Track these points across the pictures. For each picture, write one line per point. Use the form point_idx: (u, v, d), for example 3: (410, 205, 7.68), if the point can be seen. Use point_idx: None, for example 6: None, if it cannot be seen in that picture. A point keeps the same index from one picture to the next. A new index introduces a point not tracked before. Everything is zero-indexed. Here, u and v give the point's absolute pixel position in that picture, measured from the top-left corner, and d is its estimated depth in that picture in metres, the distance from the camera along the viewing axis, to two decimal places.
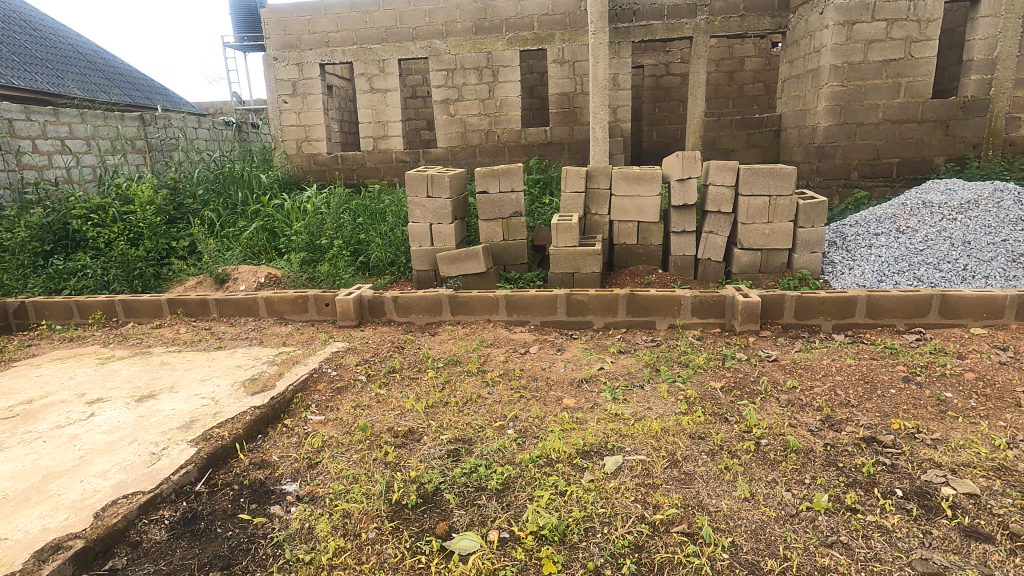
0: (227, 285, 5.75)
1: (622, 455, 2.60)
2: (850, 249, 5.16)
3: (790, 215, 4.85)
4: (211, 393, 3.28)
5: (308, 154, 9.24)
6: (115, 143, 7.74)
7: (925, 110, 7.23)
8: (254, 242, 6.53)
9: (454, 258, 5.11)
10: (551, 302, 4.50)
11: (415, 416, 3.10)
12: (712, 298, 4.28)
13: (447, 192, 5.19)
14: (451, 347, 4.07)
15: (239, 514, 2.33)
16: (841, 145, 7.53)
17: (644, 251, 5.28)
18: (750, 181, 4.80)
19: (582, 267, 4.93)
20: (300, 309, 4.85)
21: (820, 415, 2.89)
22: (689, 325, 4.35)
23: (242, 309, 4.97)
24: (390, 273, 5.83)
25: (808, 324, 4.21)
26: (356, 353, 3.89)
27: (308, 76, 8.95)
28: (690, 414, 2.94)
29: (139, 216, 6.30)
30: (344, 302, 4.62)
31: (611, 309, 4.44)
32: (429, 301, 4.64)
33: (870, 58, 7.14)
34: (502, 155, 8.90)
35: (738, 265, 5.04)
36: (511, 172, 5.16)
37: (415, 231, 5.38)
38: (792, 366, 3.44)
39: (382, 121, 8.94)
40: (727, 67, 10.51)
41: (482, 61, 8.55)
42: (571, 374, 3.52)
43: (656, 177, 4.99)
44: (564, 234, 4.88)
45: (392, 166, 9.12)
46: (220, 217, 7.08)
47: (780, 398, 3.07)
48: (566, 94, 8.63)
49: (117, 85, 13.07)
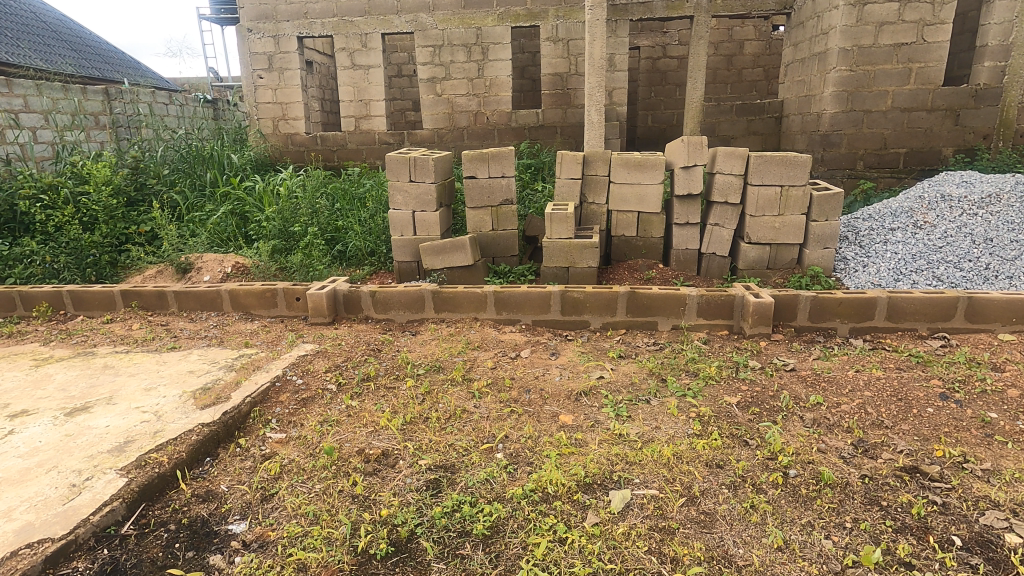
0: (189, 275, 5.27)
1: (631, 488, 2.24)
2: (863, 244, 4.82)
3: (803, 207, 4.50)
4: (154, 406, 2.83)
5: (285, 134, 8.68)
6: (75, 118, 7.16)
7: (935, 98, 6.89)
8: (222, 227, 6.02)
9: (438, 249, 4.68)
10: (545, 299, 4.11)
11: (390, 435, 2.71)
12: (720, 297, 3.93)
13: (431, 177, 4.76)
14: (434, 350, 3.68)
15: (170, 567, 1.93)
16: (847, 133, 7.18)
17: (644, 244, 4.90)
18: (761, 170, 4.44)
19: (578, 261, 4.53)
20: (268, 304, 4.42)
21: (850, 438, 2.56)
22: (695, 326, 4.00)
23: (204, 303, 4.52)
24: (370, 264, 5.42)
25: (823, 327, 3.89)
26: (326, 355, 3.46)
27: (285, 50, 8.37)
28: (705, 436, 2.57)
29: (94, 198, 5.74)
30: (316, 297, 4.20)
31: (610, 309, 4.08)
32: (410, 297, 4.24)
33: (880, 41, 6.77)
34: (492, 138, 8.43)
35: (744, 260, 4.70)
36: (503, 156, 4.74)
37: (397, 219, 4.93)
38: (814, 378, 3.09)
39: (364, 100, 8.41)
40: (726, 50, 10.11)
41: (471, 37, 8.03)
42: (569, 384, 3.13)
43: (659, 164, 4.59)
44: (559, 224, 4.48)
45: (375, 148, 8.62)
46: (186, 200, 6.57)
47: (804, 416, 2.72)
48: (559, 74, 8.18)
49: (81, 57, 12.25)
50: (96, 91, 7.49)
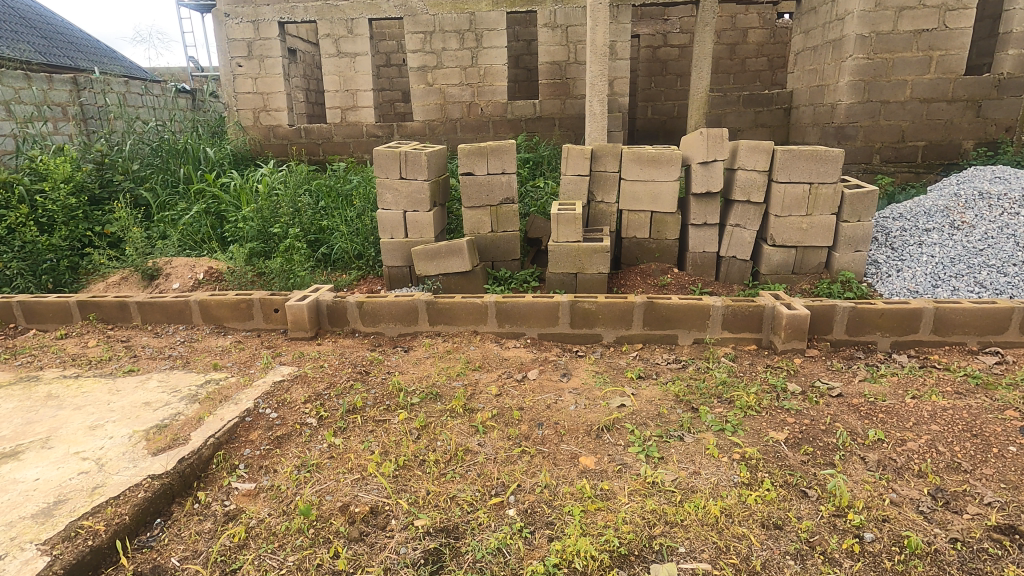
0: (157, 282, 4.79)
1: (676, 562, 1.86)
2: (895, 246, 4.44)
3: (833, 206, 4.11)
4: (97, 451, 2.37)
5: (267, 126, 8.16)
6: (39, 108, 6.63)
7: (956, 88, 6.51)
8: (195, 228, 5.52)
9: (432, 254, 4.24)
10: (552, 310, 3.70)
11: (380, 484, 2.29)
12: (748, 308, 3.54)
13: (424, 174, 4.32)
14: (429, 372, 3.25)
15: None
16: (863, 125, 6.81)
17: (657, 246, 4.48)
18: (788, 166, 4.03)
19: (587, 266, 4.10)
20: (243, 317, 3.97)
21: (926, 486, 2.17)
22: (720, 340, 3.61)
23: (171, 315, 4.05)
24: (357, 268, 4.98)
25: (862, 341, 3.51)
26: (306, 380, 3.01)
27: (265, 36, 7.82)
28: (755, 486, 2.18)
29: (52, 196, 5.22)
30: (297, 309, 3.76)
31: (624, 321, 3.67)
32: (402, 308, 3.80)
33: (899, 27, 6.38)
34: (487, 131, 7.97)
35: (768, 265, 4.30)
36: (503, 150, 4.30)
37: (386, 220, 4.48)
38: (868, 407, 2.70)
39: (350, 90, 7.91)
40: (729, 39, 9.69)
41: (464, 23, 7.53)
42: (587, 416, 2.70)
43: (675, 160, 4.18)
44: (567, 227, 4.04)
45: (362, 141, 8.13)
46: (157, 198, 6.06)
47: (867, 458, 2.32)
48: (558, 63, 7.72)
49: (52, 45, 11.58)
50: (62, 79, 6.95)
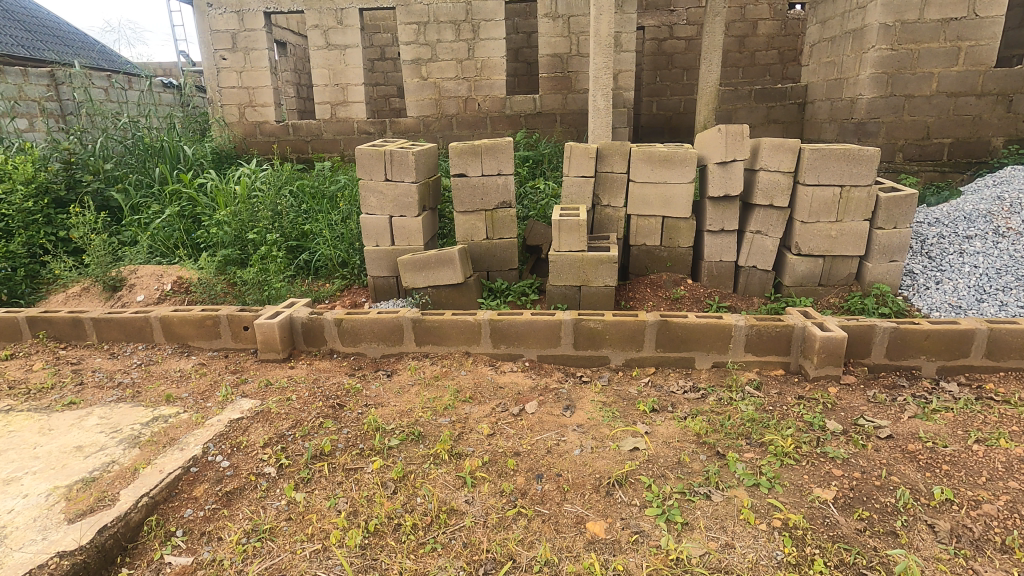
0: (121, 294, 4.38)
1: None
2: (933, 254, 4.03)
3: (865, 211, 3.69)
4: (3, 517, 1.97)
5: (253, 122, 7.73)
6: (9, 104, 6.25)
7: (986, 81, 6.06)
8: (167, 233, 5.11)
9: (420, 264, 3.82)
10: (553, 329, 3.29)
11: (346, 561, 1.89)
12: (774, 329, 3.13)
13: (412, 175, 3.90)
14: (414, 403, 2.84)
15: None
16: (885, 121, 6.38)
17: (669, 255, 4.06)
18: (816, 167, 3.62)
19: (592, 279, 3.69)
20: (209, 335, 3.56)
21: (1014, 568, 1.77)
22: (743, 364, 3.20)
23: (129, 333, 3.65)
24: (340, 277, 4.59)
25: (904, 366, 3.10)
26: (268, 417, 2.60)
27: (250, 27, 7.38)
28: (802, 568, 1.77)
29: (10, 198, 4.81)
30: (266, 328, 3.35)
31: (635, 341, 3.26)
32: (385, 326, 3.40)
33: (926, 16, 5.92)
34: (484, 127, 7.54)
35: (792, 276, 3.88)
36: (499, 149, 3.88)
37: (370, 226, 4.07)
38: (927, 454, 2.29)
39: (340, 84, 7.47)
40: (738, 31, 9.24)
41: (460, 13, 7.09)
42: (595, 465, 2.30)
43: (689, 159, 3.76)
44: (570, 234, 3.62)
45: (353, 138, 7.70)
46: (130, 200, 5.64)
47: (936, 527, 1.91)
48: (559, 55, 7.29)
49: (37, 38, 11.10)
50: (38, 73, 6.54)
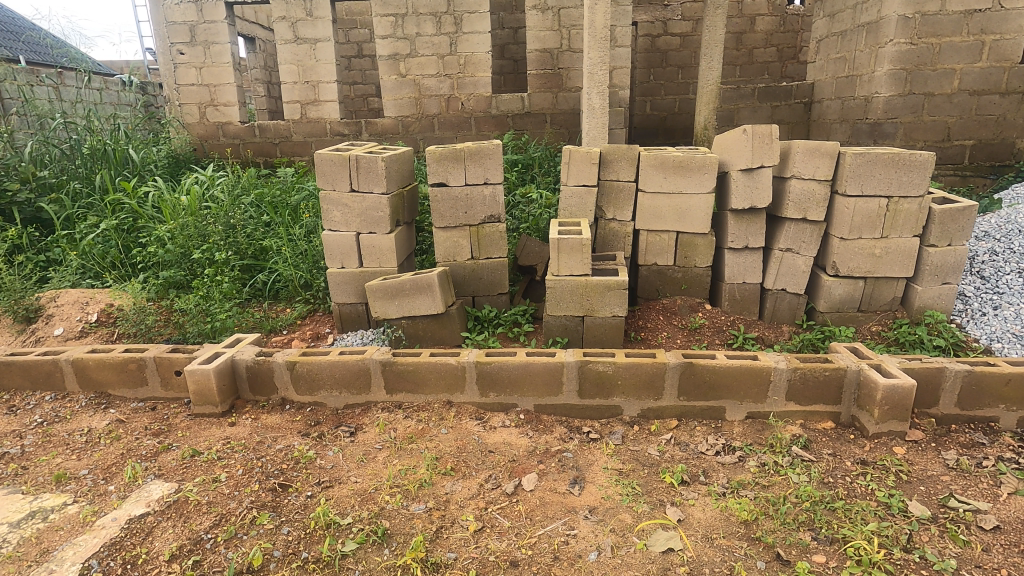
0: (37, 328, 3.69)
1: None
2: (986, 274, 3.55)
3: (916, 226, 3.15)
4: None
5: (214, 123, 7.04)
6: None
7: (1011, 78, 5.59)
8: (102, 251, 4.42)
9: (392, 291, 3.20)
10: (554, 373, 2.69)
11: None
12: (823, 373, 2.57)
13: (382, 186, 3.28)
14: (379, 478, 2.22)
15: None
16: (903, 122, 5.87)
17: (683, 276, 3.50)
18: (861, 174, 3.07)
19: (597, 308, 3.09)
20: (133, 383, 2.91)
21: None
22: (785, 416, 2.63)
23: (35, 379, 2.97)
24: (302, 302, 3.96)
25: (979, 416, 2.55)
26: (183, 512, 1.97)
27: (211, 19, 6.68)
28: None
29: None
30: (199, 376, 2.69)
31: (653, 388, 2.67)
32: (349, 371, 2.77)
33: (948, 7, 5.44)
34: (468, 128, 6.93)
35: (828, 300, 3.33)
36: (485, 154, 3.28)
37: (334, 244, 3.43)
38: None
39: (310, 82, 6.80)
40: (737, 27, 8.74)
41: (441, 4, 6.47)
42: None
43: (709, 166, 3.20)
44: (571, 256, 3.03)
45: (326, 140, 7.05)
46: (63, 211, 4.92)
47: None
48: (548, 51, 6.70)
49: None
50: None
